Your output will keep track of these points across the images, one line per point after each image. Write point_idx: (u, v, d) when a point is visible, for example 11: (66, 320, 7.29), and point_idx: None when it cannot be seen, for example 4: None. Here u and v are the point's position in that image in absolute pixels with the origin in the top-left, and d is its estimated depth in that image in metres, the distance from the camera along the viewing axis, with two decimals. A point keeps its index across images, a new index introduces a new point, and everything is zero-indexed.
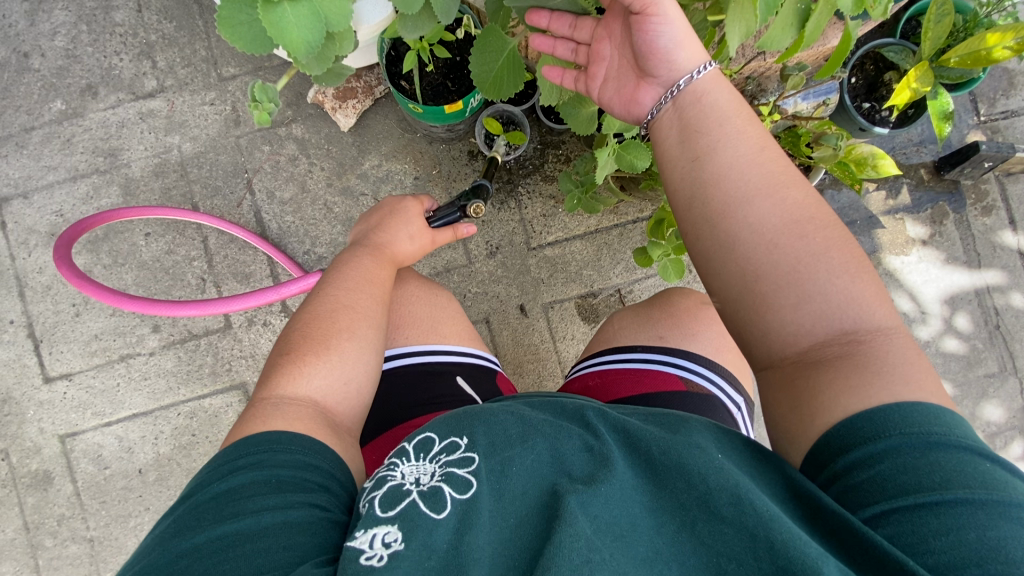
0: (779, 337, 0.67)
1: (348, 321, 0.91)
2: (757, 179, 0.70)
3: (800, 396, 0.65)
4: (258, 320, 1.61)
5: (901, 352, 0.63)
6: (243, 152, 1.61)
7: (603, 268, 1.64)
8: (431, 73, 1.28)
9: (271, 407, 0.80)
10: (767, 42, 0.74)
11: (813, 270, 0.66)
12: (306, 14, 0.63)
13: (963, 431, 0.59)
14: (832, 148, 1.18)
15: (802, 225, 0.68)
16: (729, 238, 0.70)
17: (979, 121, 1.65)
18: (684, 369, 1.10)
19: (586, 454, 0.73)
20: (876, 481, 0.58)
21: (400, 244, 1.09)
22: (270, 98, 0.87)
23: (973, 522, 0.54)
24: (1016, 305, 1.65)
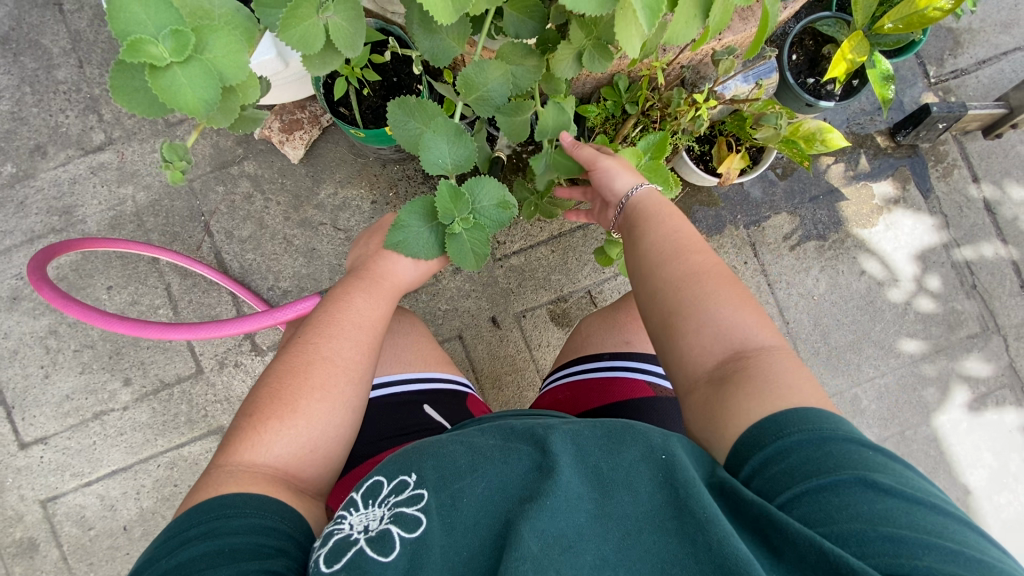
0: (688, 362, 0.75)
1: (325, 377, 0.87)
2: (668, 243, 0.83)
3: (710, 410, 0.71)
4: (229, 361, 1.60)
5: (786, 366, 0.70)
6: (197, 195, 1.60)
7: (570, 271, 1.64)
8: (369, 97, 1.25)
9: (226, 474, 0.77)
10: (671, 37, 0.73)
11: (704, 304, 0.75)
12: (199, 74, 0.58)
13: (851, 428, 0.64)
14: (773, 128, 1.19)
15: (704, 275, 0.78)
16: (651, 291, 0.81)
17: (929, 83, 1.64)
18: (652, 375, 1.10)
19: (536, 472, 0.71)
20: (786, 472, 0.62)
21: (399, 278, 1.00)
22: (181, 157, 0.78)
23: (862, 498, 0.58)
24: (989, 262, 1.64)
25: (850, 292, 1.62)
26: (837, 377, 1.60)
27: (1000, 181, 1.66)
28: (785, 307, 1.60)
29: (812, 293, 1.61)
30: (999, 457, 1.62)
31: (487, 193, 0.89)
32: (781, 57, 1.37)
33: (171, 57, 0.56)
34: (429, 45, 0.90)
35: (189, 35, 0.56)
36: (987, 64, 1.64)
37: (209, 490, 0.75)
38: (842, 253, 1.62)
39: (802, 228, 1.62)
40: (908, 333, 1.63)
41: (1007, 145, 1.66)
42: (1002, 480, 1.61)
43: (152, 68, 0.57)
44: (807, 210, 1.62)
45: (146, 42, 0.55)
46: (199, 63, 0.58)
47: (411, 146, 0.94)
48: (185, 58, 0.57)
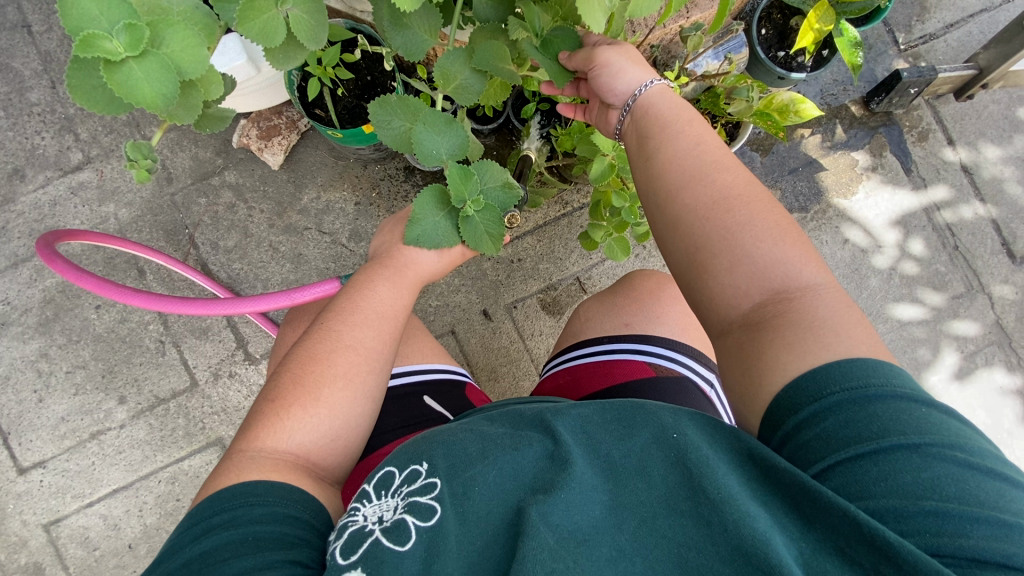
0: (721, 304, 0.72)
1: (346, 366, 0.87)
2: (693, 169, 0.77)
3: (748, 358, 0.68)
4: (223, 372, 1.60)
5: (827, 303, 0.67)
6: (180, 208, 1.60)
7: (558, 259, 1.65)
8: (344, 97, 1.25)
9: (248, 460, 0.77)
10: (636, 9, 0.75)
11: (740, 237, 0.71)
12: (154, 67, 0.57)
13: (901, 381, 0.61)
14: (745, 101, 1.21)
15: (731, 202, 0.73)
16: (673, 219, 0.76)
17: (899, 50, 1.66)
18: (653, 355, 1.07)
19: (548, 460, 0.74)
20: (823, 438, 0.61)
21: (421, 268, 0.99)
22: (147, 155, 0.76)
23: (907, 466, 0.57)
24: (969, 222, 1.67)
25: (835, 261, 1.64)
26: None
27: (975, 141, 1.68)
28: None
29: None
30: (991, 415, 1.65)
31: (490, 175, 0.89)
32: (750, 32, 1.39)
33: (125, 51, 0.55)
34: (401, 41, 0.89)
35: (144, 29, 0.55)
36: (955, 27, 1.66)
37: (231, 474, 0.76)
38: (824, 223, 1.64)
39: (783, 201, 1.63)
40: (895, 298, 1.65)
41: (979, 106, 1.68)
42: (996, 436, 1.64)
43: (107, 62, 0.56)
44: (787, 182, 1.64)
45: (99, 36, 0.54)
46: (156, 56, 0.57)
47: (395, 145, 0.94)
48: (141, 52, 0.56)
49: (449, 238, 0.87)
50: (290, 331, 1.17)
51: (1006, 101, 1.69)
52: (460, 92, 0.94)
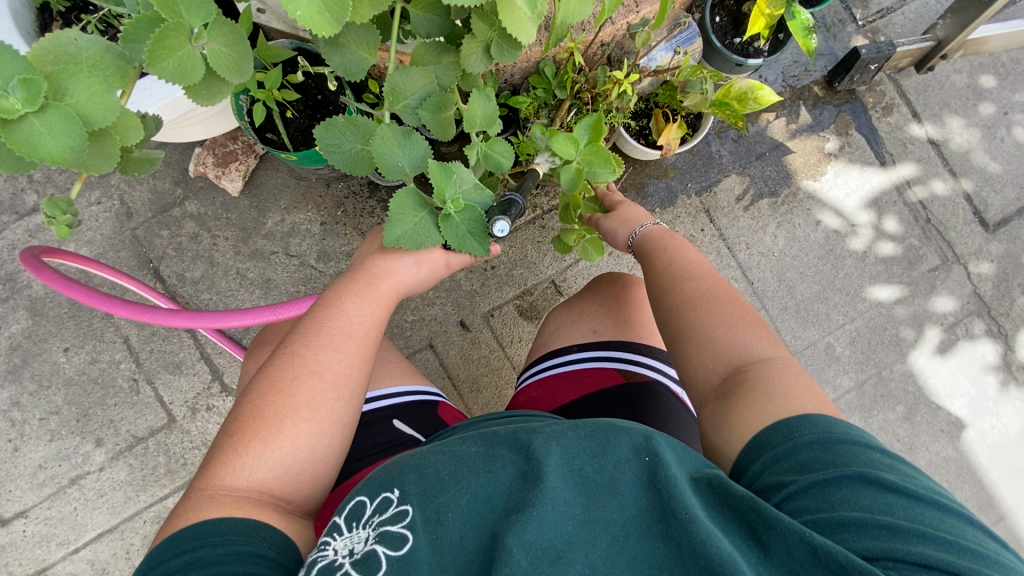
0: (695, 379, 0.82)
1: (311, 395, 0.82)
2: (668, 276, 0.92)
3: (720, 421, 0.74)
4: (200, 406, 1.57)
5: (783, 374, 0.75)
6: (142, 242, 1.56)
7: (532, 263, 1.63)
8: (295, 118, 1.22)
9: (206, 499, 0.73)
10: (568, 16, 0.73)
11: (701, 324, 0.82)
12: (57, 120, 0.55)
13: (861, 434, 0.66)
14: (700, 94, 1.20)
15: (699, 300, 0.85)
16: (659, 313, 0.90)
17: (858, 26, 1.65)
18: (624, 362, 1.06)
19: (522, 480, 0.71)
20: (795, 467, 0.65)
21: (396, 280, 0.92)
22: (67, 211, 0.76)
23: (863, 492, 0.61)
24: (939, 194, 1.66)
25: (809, 243, 1.63)
26: (809, 329, 1.62)
27: (939, 113, 1.67)
28: (749, 268, 1.61)
29: (773, 250, 1.62)
30: (975, 385, 1.65)
31: (462, 179, 0.85)
32: (704, 21, 1.37)
33: (23, 108, 0.53)
34: (341, 61, 0.85)
35: (41, 83, 0.53)
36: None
37: (189, 515, 0.72)
38: (796, 206, 1.63)
39: (753, 187, 1.62)
40: (871, 276, 1.64)
41: (941, 77, 1.68)
42: (982, 406, 1.65)
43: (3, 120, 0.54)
44: (755, 168, 1.62)
45: None
46: (57, 109, 0.55)
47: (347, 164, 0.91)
48: (40, 106, 0.54)
49: (430, 238, 0.82)
50: (254, 357, 1.13)
51: (967, 70, 1.69)
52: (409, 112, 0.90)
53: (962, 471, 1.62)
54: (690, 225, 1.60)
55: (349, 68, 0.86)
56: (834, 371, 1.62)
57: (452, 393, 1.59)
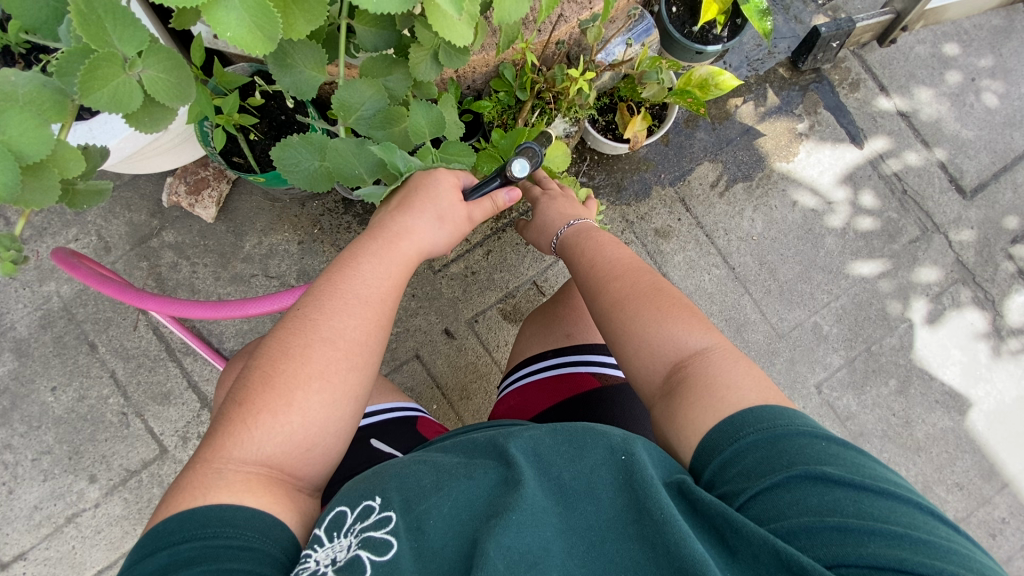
0: (640, 380, 0.81)
1: (322, 364, 0.75)
2: (594, 276, 0.90)
3: (668, 422, 0.74)
4: (192, 435, 1.57)
5: (721, 362, 0.75)
6: (122, 275, 1.56)
7: (512, 266, 1.63)
8: (259, 140, 1.22)
9: (213, 474, 0.68)
10: (502, 16, 0.72)
11: (635, 325, 0.81)
12: None
13: (807, 422, 0.66)
14: (658, 84, 1.20)
15: (624, 300, 0.83)
16: (595, 318, 0.87)
17: (817, 6, 1.66)
18: (596, 365, 1.07)
19: (503, 484, 0.69)
20: (743, 473, 0.64)
21: (418, 239, 0.85)
22: (11, 247, 0.77)
23: (811, 491, 0.60)
24: (914, 165, 1.66)
25: (787, 225, 1.63)
26: (794, 310, 1.61)
27: (906, 85, 1.68)
28: (729, 253, 1.61)
29: (752, 234, 1.62)
30: (967, 353, 1.64)
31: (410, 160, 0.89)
32: (659, 13, 1.38)
33: None
34: (290, 81, 0.86)
35: None
36: None
37: (197, 491, 0.66)
38: (771, 188, 1.63)
39: (726, 172, 1.62)
40: (853, 251, 1.64)
41: (905, 49, 1.68)
42: (975, 373, 1.64)
43: None
44: (726, 154, 1.62)
45: None
46: None
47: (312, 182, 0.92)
48: None
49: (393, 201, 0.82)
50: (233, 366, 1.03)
51: (930, 40, 1.69)
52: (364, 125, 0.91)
53: (961, 441, 1.61)
54: (666, 215, 1.60)
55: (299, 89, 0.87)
56: (823, 350, 1.61)
57: (442, 403, 1.59)
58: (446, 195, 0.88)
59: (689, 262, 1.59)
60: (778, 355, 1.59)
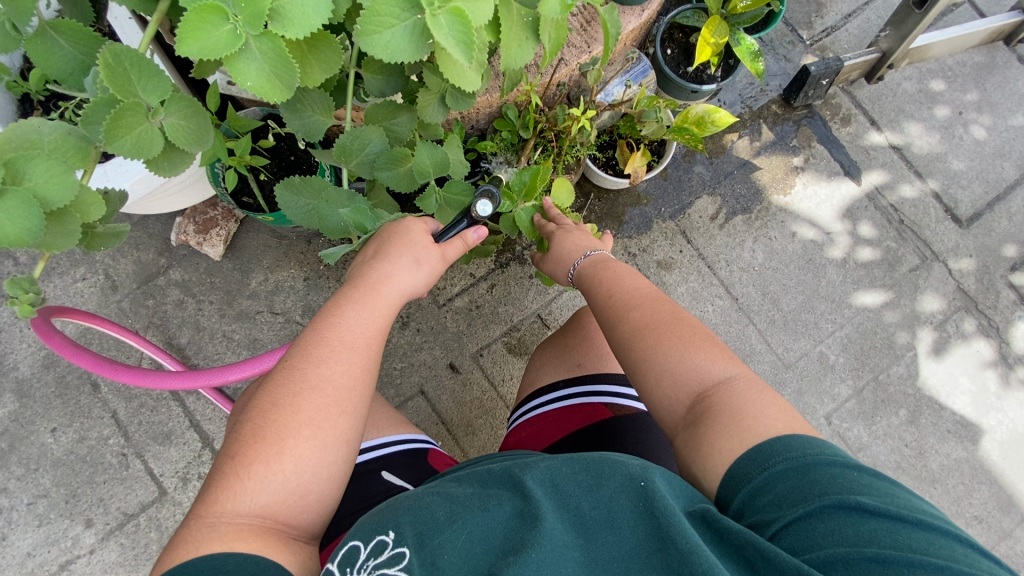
0: (661, 410, 0.79)
1: (314, 411, 0.74)
2: (612, 306, 0.89)
3: (693, 454, 0.73)
4: (192, 476, 1.54)
5: (745, 392, 0.73)
6: (127, 313, 1.56)
7: (517, 299, 1.64)
8: (269, 180, 1.25)
9: (206, 527, 0.66)
10: (508, 62, 0.74)
11: (657, 354, 0.79)
12: (15, 203, 0.56)
13: (836, 451, 0.65)
14: (657, 122, 1.25)
15: (645, 330, 0.82)
16: (615, 347, 0.86)
17: (806, 46, 1.72)
18: (609, 395, 1.06)
19: (519, 518, 0.68)
20: (774, 502, 0.63)
21: (401, 283, 0.85)
22: (29, 290, 0.77)
23: (846, 521, 0.59)
24: (909, 196, 1.69)
25: (788, 255, 1.64)
26: (799, 340, 1.61)
27: (896, 119, 1.73)
28: (731, 284, 1.62)
29: (753, 265, 1.63)
30: (974, 382, 1.63)
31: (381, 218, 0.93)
32: (655, 55, 1.43)
33: None
34: (300, 124, 0.89)
35: None
36: (853, 17, 1.74)
37: (190, 547, 0.64)
38: (770, 220, 1.65)
39: (725, 205, 1.65)
40: (854, 281, 1.65)
41: (893, 85, 1.75)
42: (985, 401, 1.62)
43: None
44: (724, 188, 1.66)
45: None
46: (16, 194, 0.56)
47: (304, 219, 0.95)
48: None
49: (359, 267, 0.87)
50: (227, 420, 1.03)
51: (916, 76, 1.76)
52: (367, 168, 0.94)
53: (976, 472, 1.58)
54: (668, 247, 1.62)
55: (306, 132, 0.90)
56: (830, 380, 1.60)
57: (448, 440, 1.57)
58: (420, 239, 0.88)
59: (693, 293, 1.60)
60: (785, 386, 1.58)
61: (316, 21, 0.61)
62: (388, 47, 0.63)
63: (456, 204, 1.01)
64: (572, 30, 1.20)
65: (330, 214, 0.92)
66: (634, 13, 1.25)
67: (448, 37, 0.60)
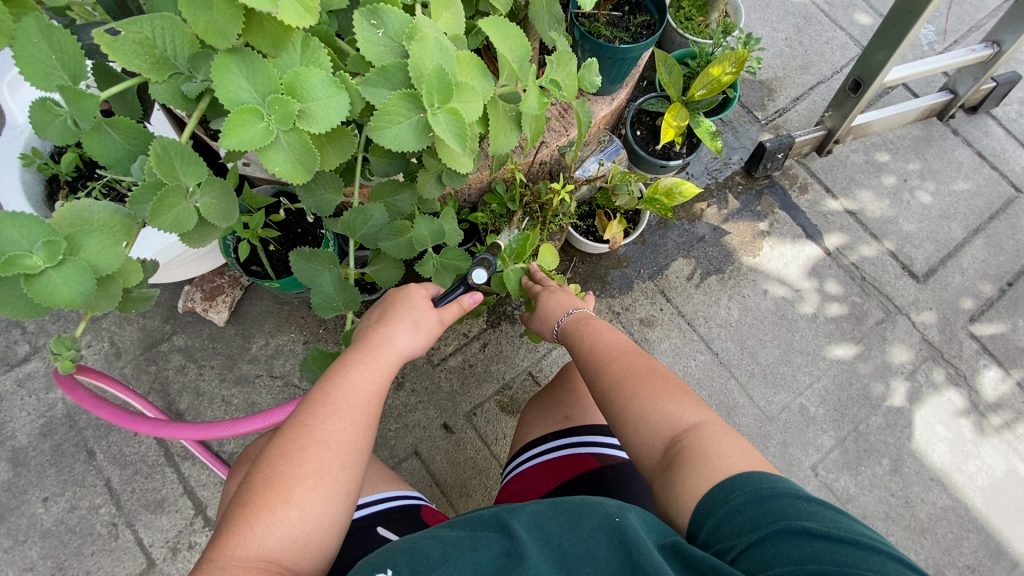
0: (640, 455, 0.86)
1: (319, 463, 0.80)
2: (594, 360, 0.97)
3: (667, 494, 0.78)
4: (182, 545, 1.52)
5: (714, 436, 0.80)
6: (130, 379, 1.61)
7: (508, 358, 1.71)
8: (276, 250, 1.35)
9: (217, 569, 0.70)
10: (496, 148, 0.87)
11: (636, 402, 0.86)
12: (74, 271, 0.65)
13: (789, 484, 0.71)
14: (629, 195, 1.40)
15: (624, 380, 0.90)
16: (597, 397, 0.93)
17: (761, 124, 1.93)
18: (595, 446, 1.11)
19: (505, 556, 0.73)
20: (735, 531, 0.69)
21: (399, 346, 0.93)
22: (70, 348, 0.84)
23: (794, 544, 0.64)
24: (868, 255, 1.84)
25: (762, 311, 1.75)
26: (780, 393, 1.68)
27: (849, 187, 1.91)
28: (711, 339, 1.71)
29: (729, 321, 1.74)
30: (951, 430, 1.69)
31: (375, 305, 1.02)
32: (626, 135, 1.61)
33: (45, 263, 0.64)
34: (313, 203, 1.01)
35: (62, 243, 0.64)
36: (801, 100, 1.96)
37: None
38: (742, 279, 1.78)
39: (700, 266, 1.78)
40: (826, 334, 1.75)
41: (842, 157, 1.94)
42: (963, 449, 1.68)
43: (27, 277, 0.64)
44: (698, 250, 1.79)
45: (20, 256, 0.63)
46: (74, 263, 0.65)
47: (305, 277, 1.05)
48: (60, 261, 0.65)
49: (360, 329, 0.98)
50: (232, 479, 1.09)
51: (863, 149, 1.96)
52: (369, 240, 1.06)
53: (964, 521, 1.61)
54: (649, 306, 1.72)
55: (318, 207, 1.02)
56: (813, 431, 1.66)
57: (441, 501, 1.58)
58: (420, 305, 0.98)
59: (675, 349, 1.69)
60: (770, 438, 1.64)
61: (336, 117, 0.73)
62: (396, 139, 0.76)
63: (452, 268, 1.11)
64: (551, 118, 1.37)
65: (325, 280, 1.01)
66: (606, 102, 1.43)
67: (446, 130, 0.73)
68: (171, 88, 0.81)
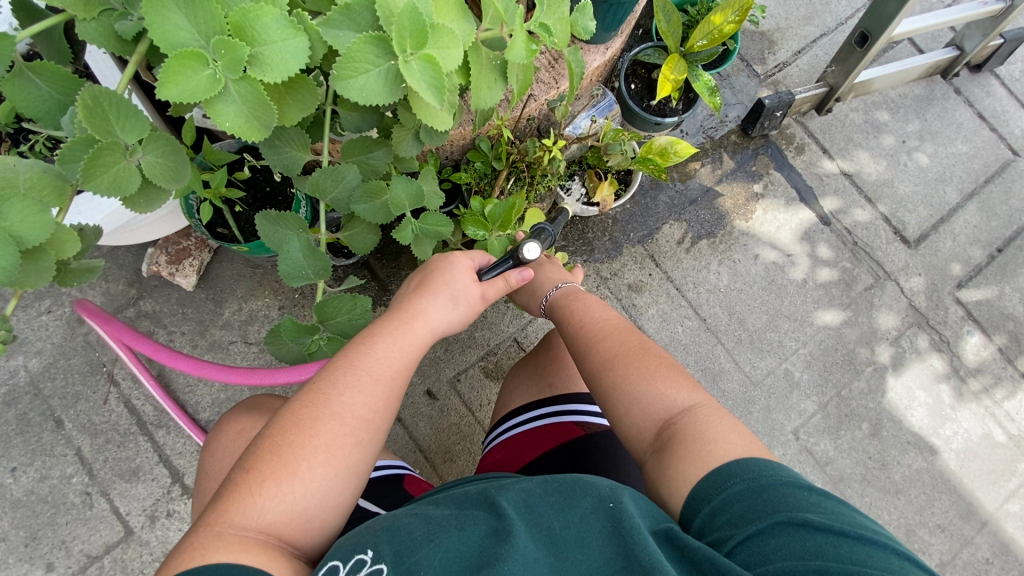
0: (629, 435, 0.83)
1: (332, 437, 0.75)
2: (583, 337, 0.92)
3: (658, 476, 0.76)
4: (160, 513, 1.50)
5: (709, 420, 0.77)
6: (96, 346, 1.54)
7: (492, 323, 1.66)
8: (243, 212, 1.26)
9: (212, 538, 0.66)
10: (478, 102, 0.78)
11: (629, 383, 0.83)
12: None
13: (790, 473, 0.69)
14: (622, 154, 1.33)
15: (621, 357, 0.86)
16: (586, 374, 0.89)
17: (760, 79, 1.84)
18: (579, 414, 1.08)
19: (492, 536, 0.70)
20: (733, 521, 0.66)
21: (432, 321, 0.89)
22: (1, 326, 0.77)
23: (795, 537, 0.62)
24: (862, 219, 1.80)
25: (751, 277, 1.72)
26: (766, 358, 1.67)
27: (846, 148, 1.84)
28: (699, 305, 1.68)
29: (719, 286, 1.70)
30: (931, 394, 1.71)
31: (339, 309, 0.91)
32: (620, 89, 1.51)
33: None
34: (279, 160, 0.91)
35: None
36: (803, 53, 1.86)
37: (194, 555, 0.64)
38: (733, 243, 1.73)
39: (690, 230, 1.72)
40: (814, 300, 1.73)
41: (841, 116, 1.87)
42: (941, 413, 1.70)
43: None
44: (690, 214, 1.73)
45: None
46: None
47: (273, 241, 0.97)
48: None
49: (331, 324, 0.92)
50: (217, 439, 1.05)
51: (863, 108, 1.88)
52: (342, 203, 0.97)
53: (937, 482, 1.65)
54: (638, 271, 1.68)
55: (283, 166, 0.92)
56: (797, 396, 1.66)
57: (425, 466, 1.56)
58: (461, 279, 0.93)
59: (662, 315, 1.66)
60: (754, 404, 1.64)
61: (293, 65, 0.64)
62: (363, 89, 0.67)
63: (432, 233, 1.03)
64: (540, 69, 1.26)
65: (292, 246, 0.93)
66: (598, 51, 1.33)
67: (421, 82, 0.65)
68: (101, 26, 0.71)
